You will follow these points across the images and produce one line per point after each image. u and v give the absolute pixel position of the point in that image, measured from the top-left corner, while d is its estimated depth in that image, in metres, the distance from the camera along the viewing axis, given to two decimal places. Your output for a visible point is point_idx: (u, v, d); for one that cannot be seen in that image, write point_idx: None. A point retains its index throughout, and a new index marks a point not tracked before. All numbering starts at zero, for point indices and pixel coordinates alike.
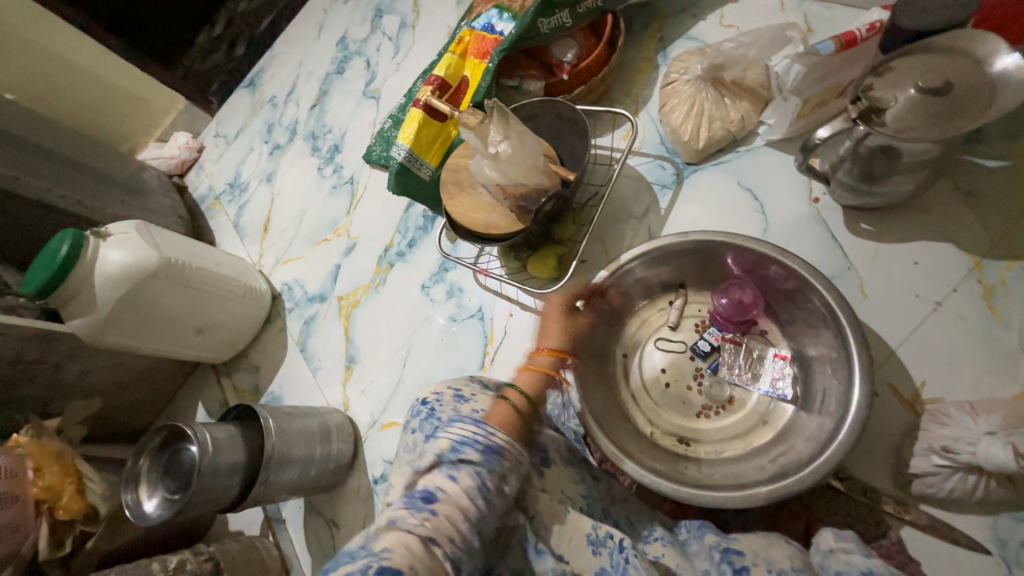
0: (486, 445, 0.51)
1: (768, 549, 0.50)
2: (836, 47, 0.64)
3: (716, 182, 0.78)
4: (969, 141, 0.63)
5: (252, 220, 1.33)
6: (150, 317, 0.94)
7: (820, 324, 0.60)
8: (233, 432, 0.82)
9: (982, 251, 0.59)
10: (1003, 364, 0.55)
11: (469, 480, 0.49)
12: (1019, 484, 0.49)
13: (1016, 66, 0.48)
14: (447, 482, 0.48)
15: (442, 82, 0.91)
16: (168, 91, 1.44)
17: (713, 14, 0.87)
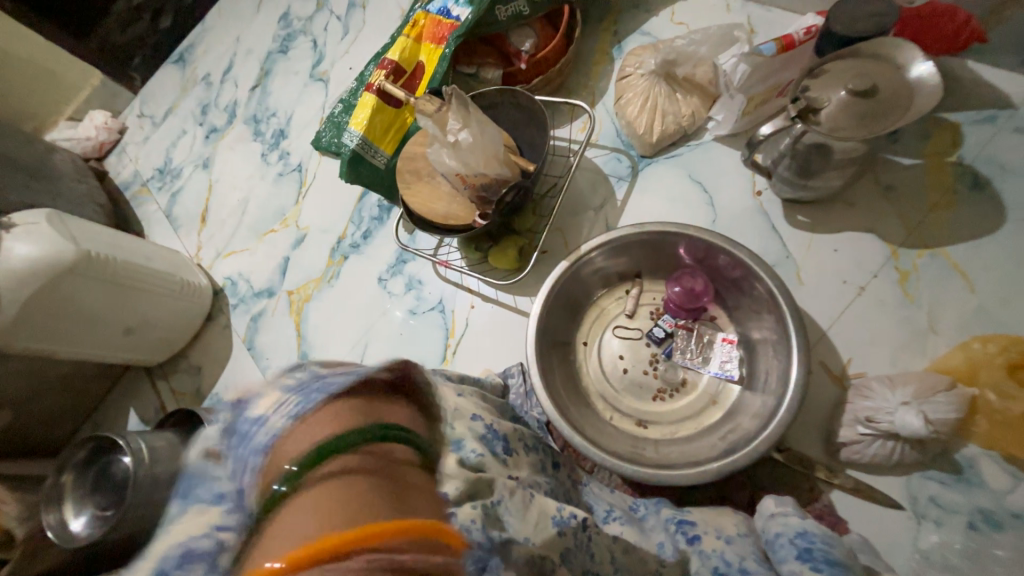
0: None
1: (718, 517, 0.56)
2: (777, 48, 0.68)
3: (668, 175, 0.81)
4: (888, 141, 0.69)
5: (187, 209, 1.22)
6: (68, 315, 0.85)
7: (763, 309, 0.65)
8: (173, 440, 0.76)
9: (899, 239, 0.66)
10: (916, 341, 0.62)
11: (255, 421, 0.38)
12: (927, 446, 0.56)
13: (930, 75, 0.54)
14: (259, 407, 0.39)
15: (396, 67, 0.88)
16: (81, 64, 1.29)
17: (664, 10, 0.90)
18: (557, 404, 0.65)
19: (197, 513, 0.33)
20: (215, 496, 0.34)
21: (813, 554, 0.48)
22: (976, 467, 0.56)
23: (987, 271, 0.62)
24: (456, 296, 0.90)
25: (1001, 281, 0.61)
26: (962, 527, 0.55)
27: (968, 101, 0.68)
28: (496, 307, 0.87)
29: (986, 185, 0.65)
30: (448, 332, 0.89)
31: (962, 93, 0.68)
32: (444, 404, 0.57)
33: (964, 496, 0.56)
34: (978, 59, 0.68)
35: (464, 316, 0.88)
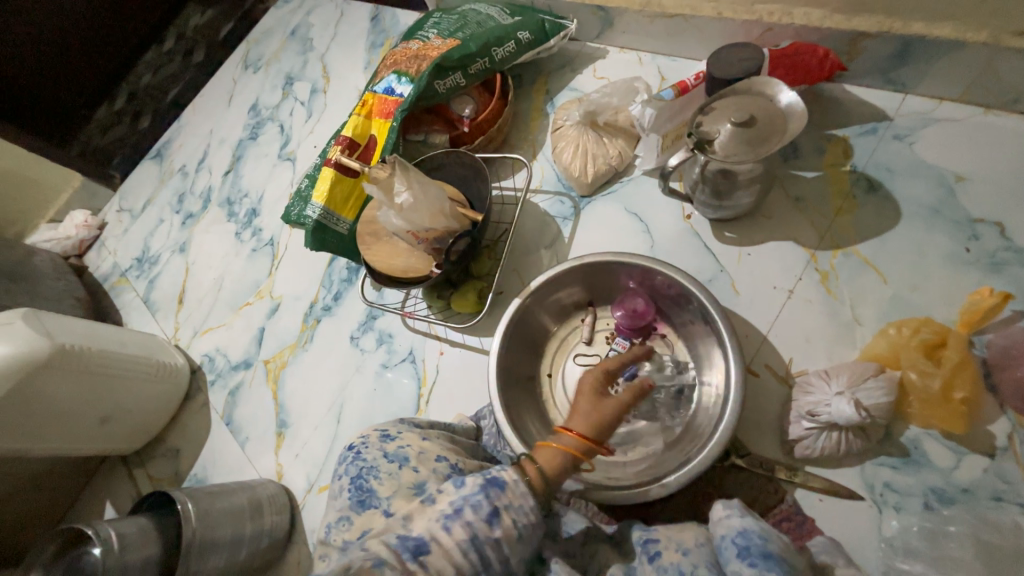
0: (365, 494, 0.58)
1: (680, 532, 0.56)
2: (674, 93, 0.78)
3: (607, 210, 0.88)
4: (790, 159, 0.78)
5: (164, 293, 1.26)
6: (42, 411, 0.86)
7: (702, 322, 0.69)
8: (146, 524, 0.76)
9: (815, 243, 0.72)
10: (846, 333, 0.66)
11: (465, 535, 0.49)
12: (870, 432, 0.58)
13: (796, 102, 0.63)
14: (442, 531, 0.49)
15: (350, 142, 0.98)
16: (61, 169, 1.37)
17: (587, 69, 1.01)
18: (521, 436, 0.67)
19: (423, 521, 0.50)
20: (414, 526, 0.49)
21: (750, 550, 0.48)
22: (921, 447, 0.58)
23: (895, 262, 0.68)
24: (426, 345, 0.94)
25: (908, 270, 0.67)
26: (919, 509, 0.57)
27: (850, 118, 0.77)
28: (464, 350, 0.90)
29: (880, 187, 0.72)
30: (421, 381, 0.91)
31: (844, 112, 0.78)
32: (410, 450, 0.61)
33: (915, 477, 0.58)
34: (850, 83, 0.78)
35: (435, 362, 0.91)
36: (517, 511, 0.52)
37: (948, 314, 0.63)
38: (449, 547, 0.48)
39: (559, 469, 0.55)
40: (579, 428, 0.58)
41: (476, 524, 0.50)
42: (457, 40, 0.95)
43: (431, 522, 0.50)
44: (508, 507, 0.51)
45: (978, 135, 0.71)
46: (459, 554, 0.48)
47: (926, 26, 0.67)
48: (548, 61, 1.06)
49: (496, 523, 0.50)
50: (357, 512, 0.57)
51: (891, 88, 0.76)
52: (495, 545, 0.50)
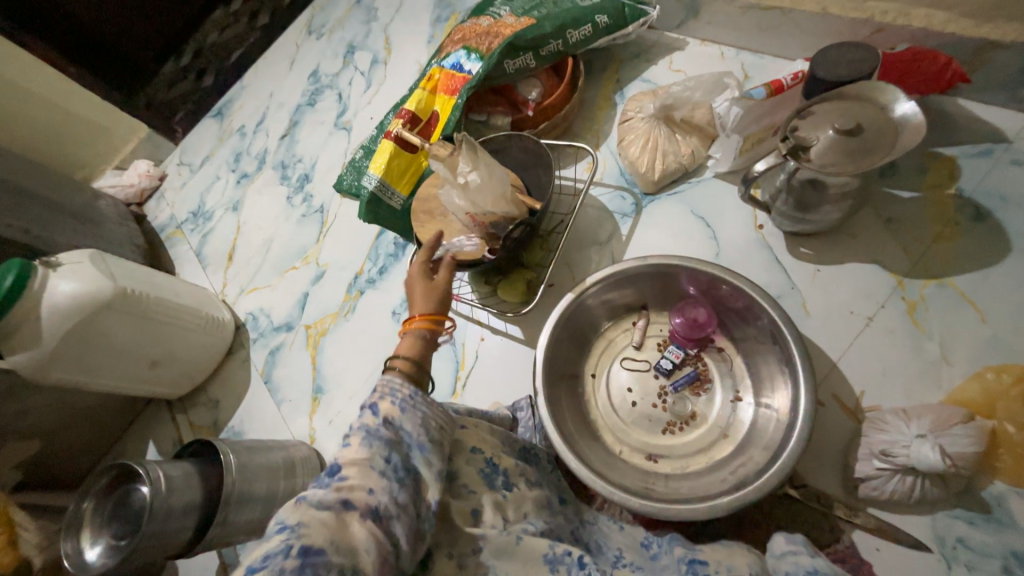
0: None
1: (730, 556, 0.51)
2: (766, 92, 0.73)
3: (671, 211, 0.84)
4: (885, 176, 0.71)
5: (216, 248, 1.30)
6: (102, 349, 0.91)
7: (769, 341, 0.65)
8: (189, 470, 0.79)
9: (904, 270, 0.66)
10: (931, 372, 0.61)
11: (361, 435, 0.48)
12: (950, 482, 0.54)
13: (913, 113, 0.57)
14: (343, 447, 0.47)
15: (412, 116, 0.96)
16: (130, 120, 1.42)
17: (662, 60, 0.96)
18: (564, 435, 0.65)
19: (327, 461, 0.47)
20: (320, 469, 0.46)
21: None
22: (1006, 505, 0.53)
23: (996, 300, 0.62)
24: (467, 329, 0.93)
25: (1010, 311, 0.61)
26: (997, 572, 0.52)
27: (961, 137, 0.70)
28: (506, 339, 0.89)
29: (988, 216, 0.65)
30: (459, 365, 0.90)
31: (953, 129, 0.71)
32: None
33: (996, 537, 0.53)
34: (966, 97, 0.71)
35: (475, 348, 0.90)
36: (393, 396, 0.52)
37: None
38: (353, 453, 0.46)
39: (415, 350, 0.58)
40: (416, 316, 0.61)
41: (359, 424, 0.49)
42: (531, 19, 0.92)
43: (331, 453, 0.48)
44: (383, 395, 0.51)
45: None
46: (363, 450, 0.47)
47: None
48: (621, 49, 1.01)
49: (377, 411, 0.50)
50: None
51: (1013, 106, 0.69)
52: (390, 425, 0.49)
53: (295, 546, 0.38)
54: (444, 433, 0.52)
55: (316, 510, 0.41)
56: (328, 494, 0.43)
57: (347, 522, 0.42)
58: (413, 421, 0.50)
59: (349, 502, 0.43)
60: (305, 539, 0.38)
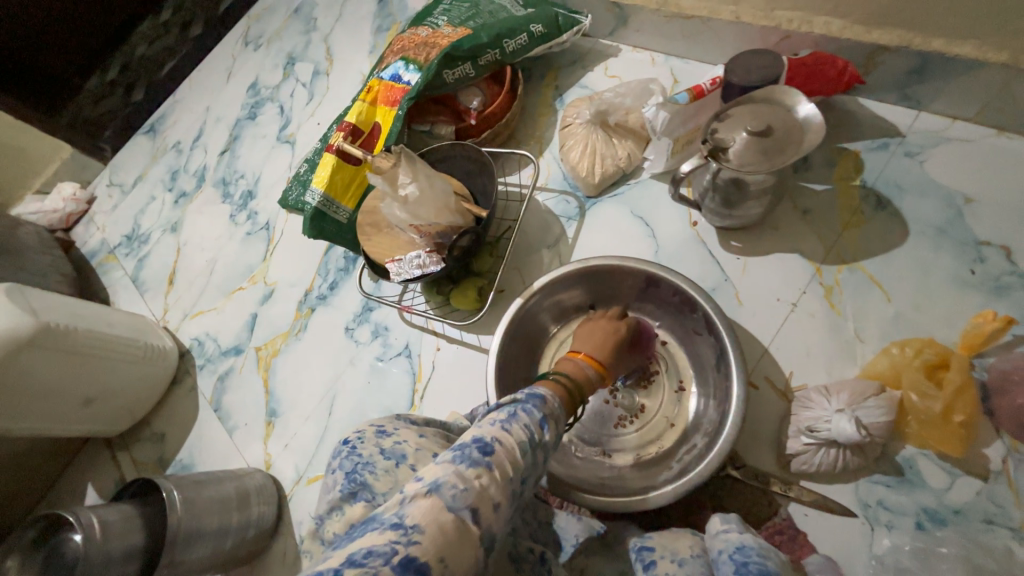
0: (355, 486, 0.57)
1: (674, 540, 0.55)
2: (689, 97, 0.76)
3: (613, 212, 0.87)
4: (801, 170, 0.77)
5: (154, 273, 1.23)
6: (25, 391, 0.84)
7: (704, 331, 0.69)
8: (129, 512, 0.75)
9: (821, 257, 0.72)
10: (847, 349, 0.66)
11: (525, 437, 0.48)
12: (868, 451, 0.59)
13: (814, 114, 0.62)
14: (504, 433, 0.47)
15: (353, 129, 0.95)
16: (50, 141, 1.31)
17: (598, 66, 1.00)
18: None
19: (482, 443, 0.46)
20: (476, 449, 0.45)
21: (749, 566, 0.47)
22: (916, 467, 0.59)
23: (900, 280, 0.68)
24: (422, 339, 0.92)
25: (910, 289, 0.67)
26: (911, 528, 0.57)
27: (862, 133, 0.77)
28: (461, 348, 0.89)
29: (889, 204, 0.72)
30: (416, 376, 0.90)
31: (856, 125, 0.77)
32: (408, 446, 0.60)
33: (909, 497, 0.58)
34: (866, 97, 0.77)
35: (430, 358, 0.90)
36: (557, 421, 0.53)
37: (950, 335, 0.63)
38: (509, 452, 0.46)
39: (583, 372, 0.61)
40: (587, 350, 0.65)
41: (531, 426, 0.49)
42: (467, 29, 0.93)
43: (490, 429, 0.48)
44: (552, 413, 0.52)
45: (991, 158, 0.70)
46: (519, 453, 0.47)
47: (947, 43, 0.66)
48: (559, 56, 1.03)
49: (545, 426, 0.51)
50: (350, 504, 0.56)
51: (905, 104, 0.76)
52: (542, 447, 0.50)
53: (402, 554, 0.38)
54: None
55: (446, 512, 0.41)
56: (468, 487, 0.42)
57: (469, 532, 0.41)
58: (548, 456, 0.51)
59: (479, 507, 0.42)
60: (412, 550, 0.38)
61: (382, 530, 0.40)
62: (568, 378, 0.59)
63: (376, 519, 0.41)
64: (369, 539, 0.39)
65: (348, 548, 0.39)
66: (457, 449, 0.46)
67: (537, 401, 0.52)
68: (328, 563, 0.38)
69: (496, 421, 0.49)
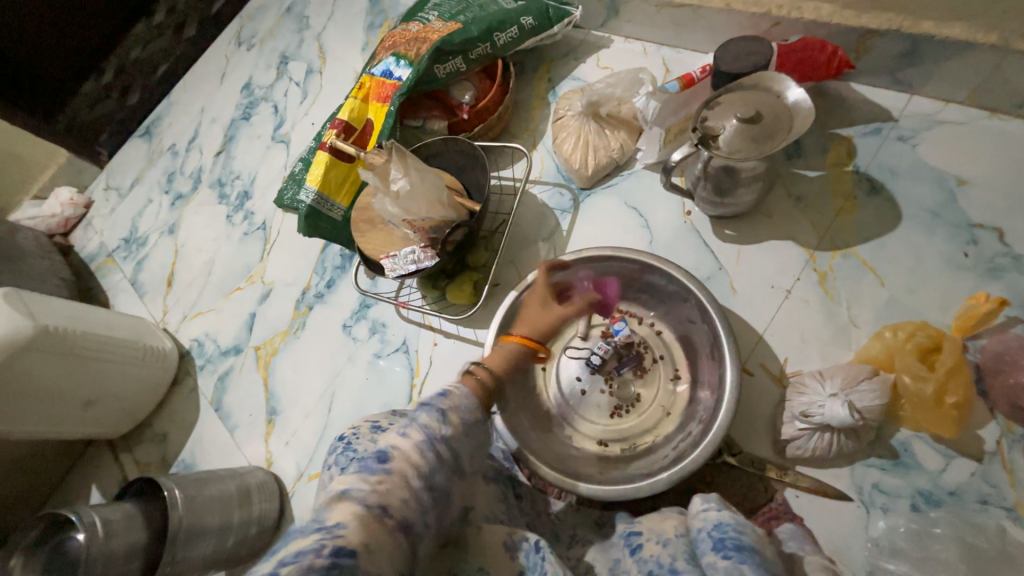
0: None
1: (662, 522, 0.55)
2: (679, 87, 0.77)
3: (607, 203, 0.87)
4: (794, 157, 0.77)
5: (153, 275, 1.24)
6: (26, 395, 0.84)
7: (699, 320, 0.69)
8: (131, 511, 0.75)
9: (814, 243, 0.72)
10: (841, 335, 0.66)
11: (423, 436, 0.52)
12: (862, 434, 0.59)
13: (803, 99, 0.61)
14: (400, 439, 0.52)
15: (346, 126, 0.95)
16: (46, 146, 1.35)
17: (590, 57, 0.99)
18: (517, 436, 0.67)
19: (391, 447, 0.51)
20: (380, 456, 0.50)
21: (725, 543, 0.47)
22: (911, 449, 0.59)
23: (894, 264, 0.68)
24: (419, 335, 0.92)
25: (903, 274, 0.67)
26: (906, 510, 0.57)
27: (855, 118, 0.77)
28: (458, 342, 0.90)
29: (882, 189, 0.72)
30: (414, 371, 0.90)
31: (848, 111, 0.77)
32: None
33: (904, 479, 0.58)
34: (858, 81, 0.77)
35: (428, 353, 0.90)
36: (461, 412, 0.56)
37: (943, 318, 0.64)
38: (410, 452, 0.51)
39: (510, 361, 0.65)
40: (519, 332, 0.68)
41: (429, 424, 0.53)
42: (458, 23, 0.92)
43: (391, 437, 0.52)
44: (453, 408, 0.56)
45: (984, 140, 0.70)
46: (418, 452, 0.51)
47: (937, 25, 0.66)
48: (551, 49, 1.03)
49: (446, 421, 0.54)
50: None
51: (897, 88, 0.75)
52: (448, 440, 0.53)
53: (328, 547, 0.42)
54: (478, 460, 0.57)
55: (358, 510, 0.45)
56: (372, 490, 0.47)
57: (381, 524, 0.46)
58: (465, 444, 0.55)
59: (388, 504, 0.47)
60: (337, 542, 0.42)
61: (304, 534, 0.44)
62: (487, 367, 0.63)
63: (295, 532, 0.45)
64: (294, 543, 0.43)
65: (275, 556, 0.42)
66: (359, 461, 0.50)
67: (437, 400, 0.56)
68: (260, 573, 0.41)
69: (405, 428, 0.53)
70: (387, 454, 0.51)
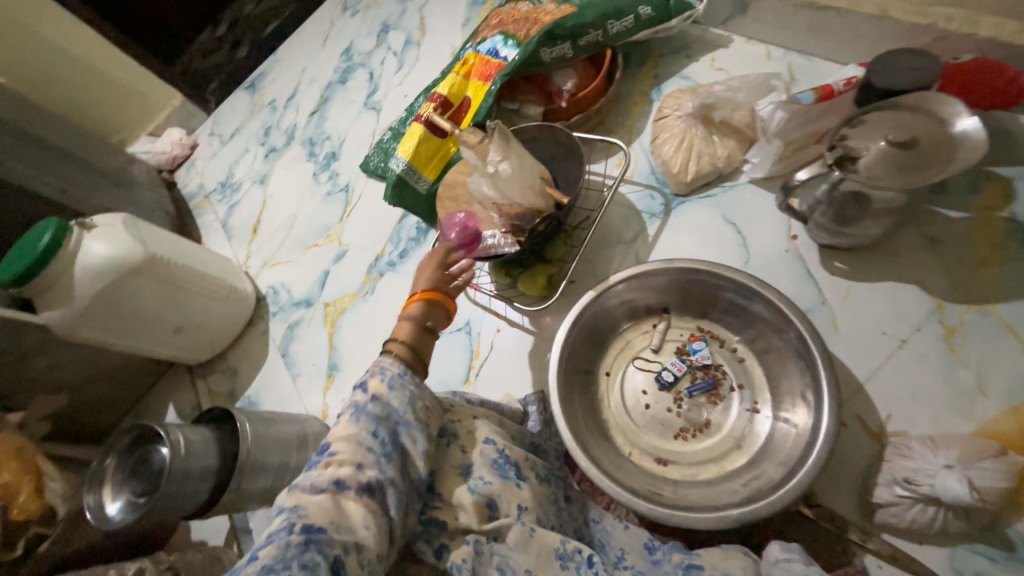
0: None
1: (726, 560, 0.52)
2: (815, 97, 0.72)
3: (701, 214, 0.82)
4: (934, 193, 0.68)
5: (242, 220, 1.32)
6: (128, 312, 0.93)
7: (794, 356, 0.63)
8: (207, 436, 0.81)
9: (944, 293, 0.64)
10: (963, 401, 0.59)
11: (349, 412, 0.50)
12: (974, 517, 0.52)
13: (974, 129, 0.53)
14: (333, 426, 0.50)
15: (444, 101, 0.95)
16: (164, 87, 1.43)
17: (704, 56, 0.93)
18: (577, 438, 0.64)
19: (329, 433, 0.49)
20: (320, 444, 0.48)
21: None
22: None
23: None
24: (484, 319, 0.92)
25: None
26: None
27: (1019, 157, 0.66)
28: (521, 333, 0.89)
29: None
30: (473, 354, 0.90)
31: (1011, 148, 0.67)
32: (463, 426, 0.58)
33: None
34: None
35: (490, 338, 0.90)
36: (382, 373, 0.53)
37: None
38: (342, 430, 0.48)
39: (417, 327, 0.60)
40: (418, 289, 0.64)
41: (351, 398, 0.51)
42: (572, 7, 0.89)
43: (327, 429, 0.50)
44: (372, 374, 0.53)
45: None
46: (352, 427, 0.48)
47: None
48: (661, 43, 0.97)
49: (366, 387, 0.52)
50: None
51: None
52: (378, 402, 0.51)
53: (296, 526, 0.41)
54: (432, 413, 0.54)
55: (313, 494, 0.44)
56: (322, 475, 0.45)
57: (344, 499, 0.44)
58: (400, 399, 0.52)
59: (345, 480, 0.45)
60: (305, 519, 0.42)
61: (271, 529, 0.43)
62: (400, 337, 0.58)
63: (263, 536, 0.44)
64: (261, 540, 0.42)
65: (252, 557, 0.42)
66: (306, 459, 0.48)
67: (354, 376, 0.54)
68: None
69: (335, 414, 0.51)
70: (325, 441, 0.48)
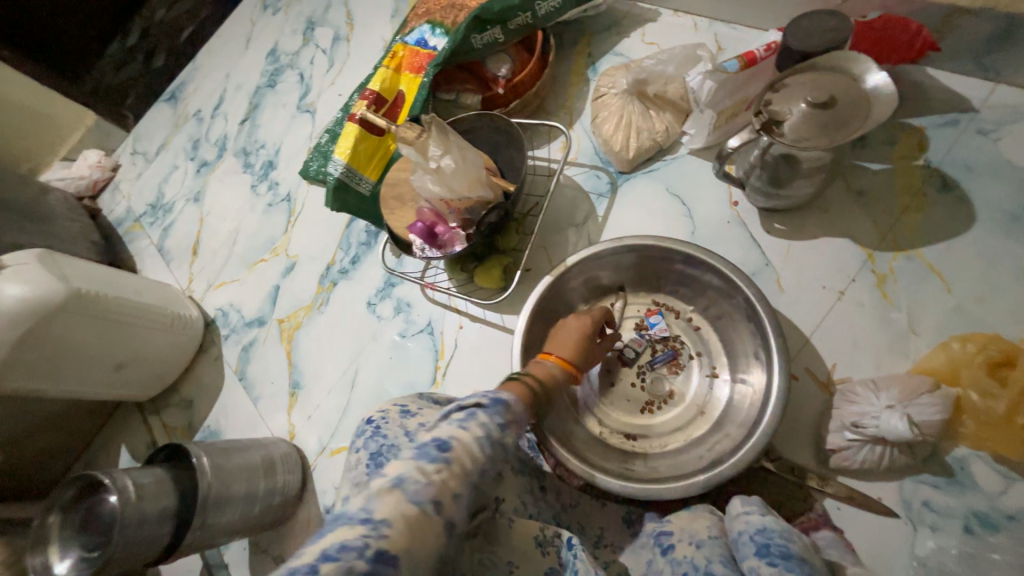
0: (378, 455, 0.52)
1: (693, 522, 0.53)
2: (740, 65, 0.70)
3: (647, 190, 0.82)
4: (858, 148, 0.71)
5: (179, 242, 1.24)
6: (60, 355, 0.85)
7: (744, 319, 0.65)
8: (161, 476, 0.76)
9: (874, 243, 0.67)
10: (899, 342, 0.62)
11: (482, 434, 0.42)
12: (917, 450, 0.56)
13: (884, 85, 0.56)
14: (463, 431, 0.42)
15: (377, 97, 0.90)
16: (74, 107, 1.30)
17: (635, 31, 0.93)
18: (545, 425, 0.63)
19: (453, 432, 0.42)
20: (441, 445, 0.40)
21: (770, 549, 0.45)
22: (968, 468, 0.56)
23: (962, 270, 0.63)
24: (445, 317, 0.91)
25: (973, 280, 0.62)
26: (958, 531, 0.54)
27: (930, 107, 0.70)
28: (484, 327, 0.88)
29: (955, 186, 0.66)
30: (438, 354, 0.89)
31: (922, 100, 0.71)
32: None
33: (957, 498, 0.55)
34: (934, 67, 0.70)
35: (453, 337, 0.89)
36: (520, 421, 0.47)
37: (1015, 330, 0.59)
38: (469, 445, 0.41)
39: (551, 375, 0.57)
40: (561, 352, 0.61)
41: (490, 426, 0.43)
42: None
43: (451, 426, 0.42)
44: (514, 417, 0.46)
45: None
46: (479, 451, 0.42)
47: None
48: (592, 21, 0.97)
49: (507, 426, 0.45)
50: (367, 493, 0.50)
51: (980, 74, 0.68)
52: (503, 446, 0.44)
53: (372, 550, 0.34)
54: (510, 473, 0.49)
55: (412, 506, 0.37)
56: (427, 484, 0.38)
57: (430, 525, 0.37)
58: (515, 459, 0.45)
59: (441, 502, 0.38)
60: (383, 543, 0.35)
61: (351, 523, 0.36)
62: (536, 377, 0.56)
63: (335, 516, 0.37)
64: (339, 533, 0.35)
65: (318, 543, 0.35)
66: (415, 448, 0.40)
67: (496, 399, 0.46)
68: (301, 560, 0.33)
69: (465, 421, 0.43)
70: (446, 443, 0.41)
